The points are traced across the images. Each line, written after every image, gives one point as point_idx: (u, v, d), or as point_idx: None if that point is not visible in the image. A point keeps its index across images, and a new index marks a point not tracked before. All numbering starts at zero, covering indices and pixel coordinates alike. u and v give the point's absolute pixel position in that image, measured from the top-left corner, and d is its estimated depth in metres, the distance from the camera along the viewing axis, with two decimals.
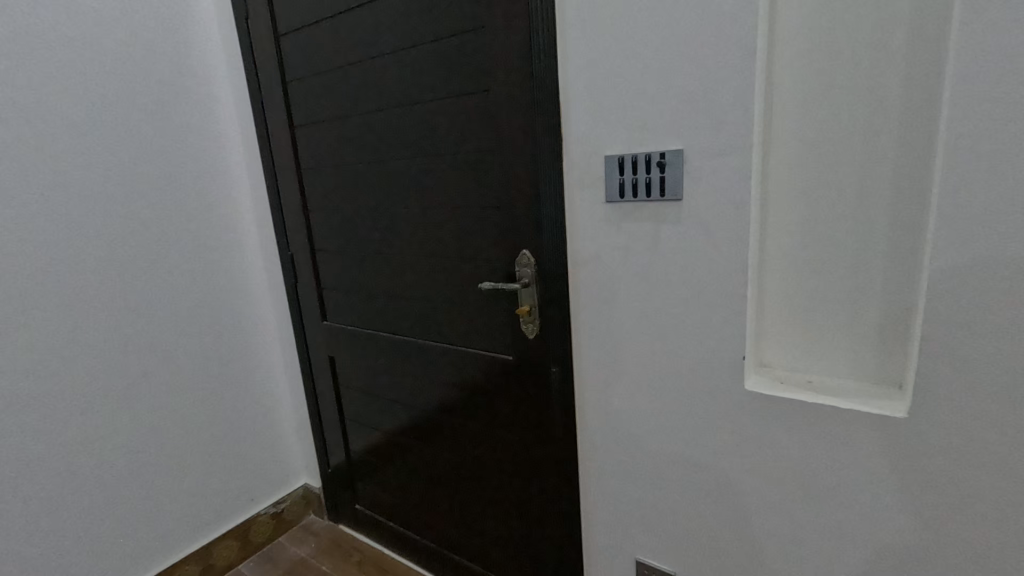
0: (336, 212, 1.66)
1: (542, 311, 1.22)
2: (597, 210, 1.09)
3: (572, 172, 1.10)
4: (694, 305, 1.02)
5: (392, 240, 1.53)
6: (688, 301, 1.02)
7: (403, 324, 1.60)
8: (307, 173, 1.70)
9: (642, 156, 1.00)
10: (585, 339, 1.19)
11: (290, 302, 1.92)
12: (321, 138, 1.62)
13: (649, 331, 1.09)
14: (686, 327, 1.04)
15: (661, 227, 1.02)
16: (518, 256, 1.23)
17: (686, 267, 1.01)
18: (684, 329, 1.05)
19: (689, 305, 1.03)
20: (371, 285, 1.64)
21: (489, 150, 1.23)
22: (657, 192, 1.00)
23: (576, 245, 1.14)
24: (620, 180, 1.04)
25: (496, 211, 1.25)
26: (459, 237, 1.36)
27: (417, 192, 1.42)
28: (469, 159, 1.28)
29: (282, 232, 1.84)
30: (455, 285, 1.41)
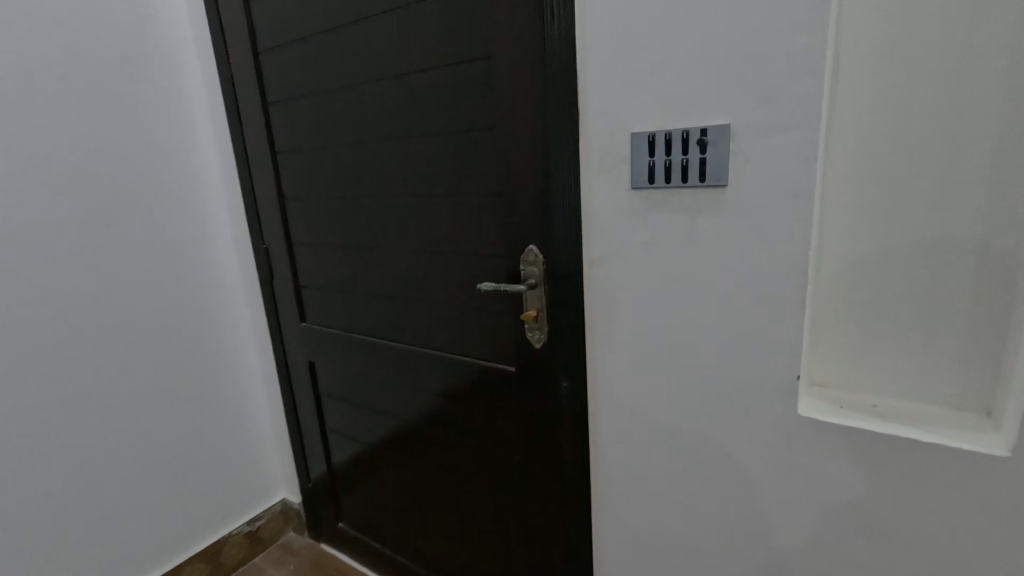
0: (315, 201, 1.48)
1: (550, 317, 1.06)
2: (620, 198, 0.92)
3: (589, 154, 0.93)
4: (736, 313, 0.85)
5: (379, 232, 1.35)
6: (730, 308, 0.86)
7: (391, 328, 1.43)
8: (283, 156, 1.52)
9: (679, 133, 0.83)
10: (601, 349, 1.03)
11: (265, 302, 1.73)
12: (297, 116, 1.43)
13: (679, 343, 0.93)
14: (726, 339, 0.88)
15: (698, 219, 0.85)
16: (524, 253, 1.06)
17: (728, 267, 0.84)
18: (723, 342, 0.88)
19: (730, 313, 0.86)
20: (355, 283, 1.46)
21: (491, 127, 1.05)
22: (695, 177, 0.83)
23: (592, 240, 0.97)
24: (650, 161, 0.86)
25: (498, 199, 1.08)
26: (456, 230, 1.18)
27: (407, 178, 1.24)
28: (468, 140, 1.10)
29: (256, 223, 1.65)
30: (449, 284, 1.24)
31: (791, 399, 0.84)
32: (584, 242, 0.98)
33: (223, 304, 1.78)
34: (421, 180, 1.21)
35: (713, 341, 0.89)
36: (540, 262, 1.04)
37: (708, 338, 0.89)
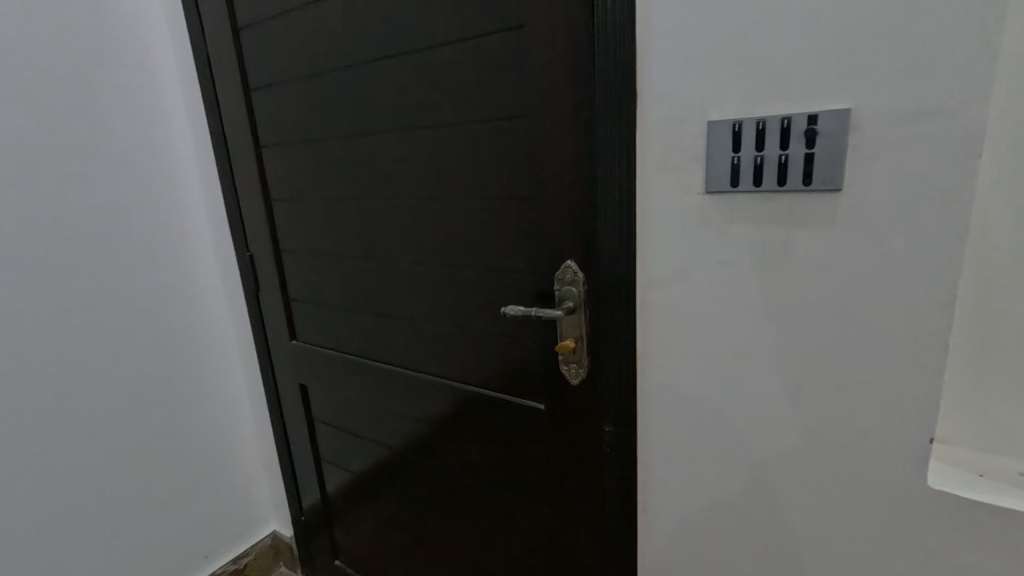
0: (306, 202, 1.28)
1: (592, 348, 0.87)
2: (689, 205, 0.73)
3: (647, 149, 0.74)
4: (845, 355, 0.67)
5: (381, 241, 1.16)
6: (836, 348, 0.67)
7: (395, 351, 1.23)
8: (268, 151, 1.31)
9: (776, 122, 0.63)
10: (654, 390, 0.84)
11: (251, 317, 1.52)
12: (284, 105, 1.23)
13: (760, 388, 0.74)
14: (828, 386, 0.69)
15: (798, 234, 0.66)
16: (560, 272, 0.87)
17: (836, 297, 0.65)
18: (824, 389, 0.69)
19: (835, 353, 0.67)
20: (353, 297, 1.27)
21: (521, 116, 0.86)
22: (796, 180, 0.63)
23: (649, 257, 0.78)
24: (733, 158, 0.67)
25: (527, 204, 0.89)
26: (473, 241, 0.99)
27: (414, 178, 1.04)
28: (490, 131, 0.90)
29: (238, 228, 1.44)
30: (463, 303, 1.05)
31: (916, 466, 0.65)
32: (637, 260, 0.79)
33: (205, 320, 1.56)
34: (432, 179, 1.01)
35: (809, 388, 0.70)
36: (582, 283, 0.85)
37: (802, 384, 0.71)
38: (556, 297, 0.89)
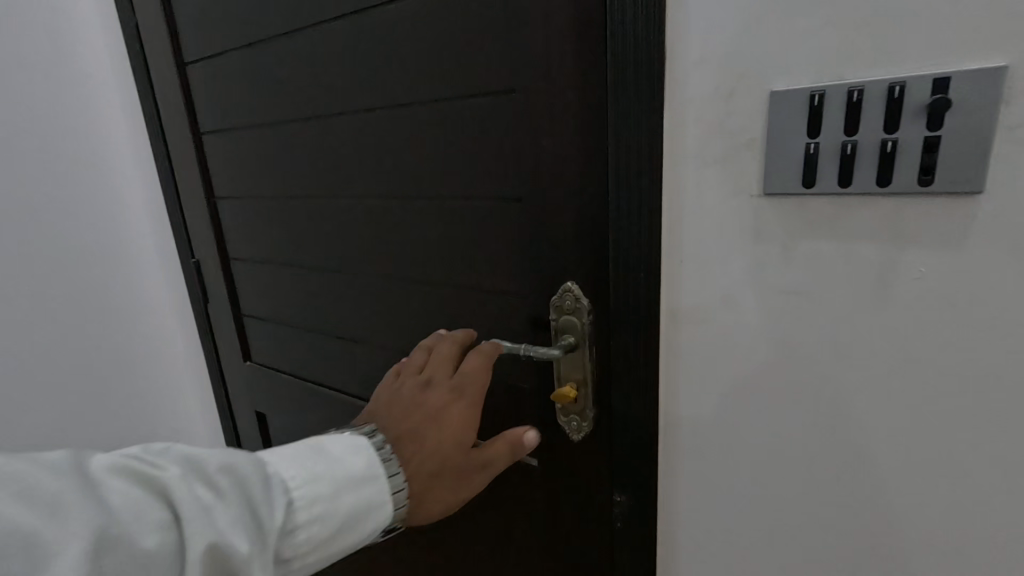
0: (256, 201, 1.08)
1: (600, 396, 0.67)
2: (740, 212, 0.52)
3: (683, 132, 0.54)
4: (964, 429, 0.47)
5: (342, 249, 0.95)
6: (949, 419, 0.47)
7: (358, 381, 1.03)
8: (210, 139, 1.10)
9: (879, 91, 0.43)
10: (683, 452, 0.64)
11: (201, 333, 1.32)
12: (226, 83, 1.02)
13: (830, 462, 0.54)
14: (933, 468, 0.49)
15: (903, 257, 0.46)
16: (558, 297, 0.66)
17: (958, 350, 0.46)
18: (927, 471, 0.50)
19: (951, 426, 0.47)
20: (312, 313, 1.07)
21: (507, 91, 0.65)
22: (907, 179, 0.43)
23: (679, 280, 0.58)
24: (808, 145, 0.47)
25: (516, 207, 0.68)
26: (449, 252, 0.79)
27: (379, 172, 0.84)
28: (470, 112, 0.70)
29: (181, 231, 1.23)
30: (438, 328, 0.84)
31: None
32: (662, 283, 0.60)
33: (149, 331, 1.39)
34: (399, 174, 0.81)
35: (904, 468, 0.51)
36: (587, 314, 0.64)
37: (896, 462, 0.51)
38: (553, 329, 0.68)
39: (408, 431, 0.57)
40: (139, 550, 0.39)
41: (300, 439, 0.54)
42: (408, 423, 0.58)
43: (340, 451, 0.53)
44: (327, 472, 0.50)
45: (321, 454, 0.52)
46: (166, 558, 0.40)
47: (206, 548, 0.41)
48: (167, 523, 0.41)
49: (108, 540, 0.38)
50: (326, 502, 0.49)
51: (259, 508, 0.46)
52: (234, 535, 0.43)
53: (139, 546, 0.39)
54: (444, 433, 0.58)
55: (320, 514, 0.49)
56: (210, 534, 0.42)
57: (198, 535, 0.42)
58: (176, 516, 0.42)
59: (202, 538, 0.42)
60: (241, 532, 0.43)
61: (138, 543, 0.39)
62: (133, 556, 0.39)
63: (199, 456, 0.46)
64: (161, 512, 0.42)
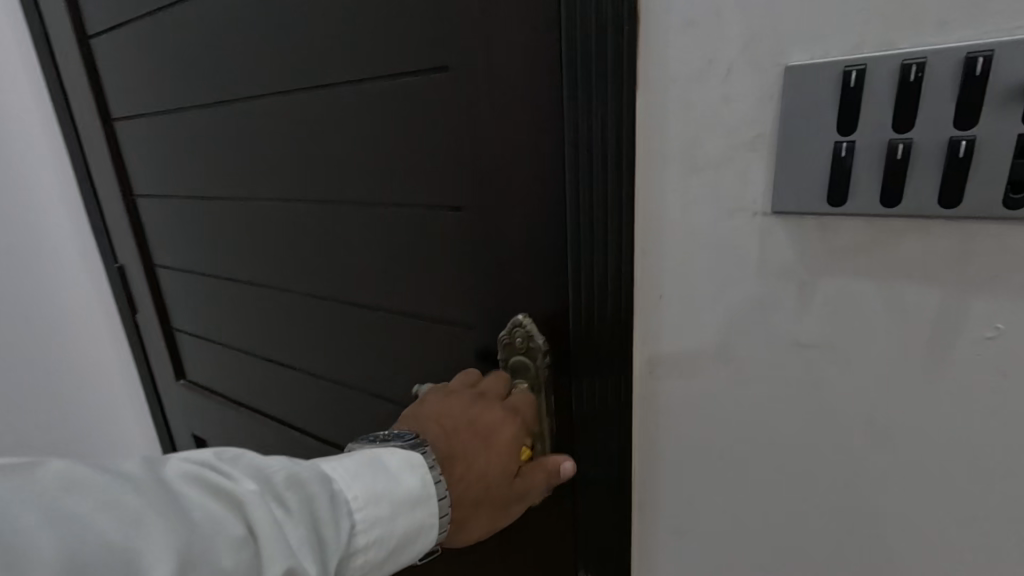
0: (178, 199, 0.93)
1: (560, 455, 0.54)
2: (741, 236, 0.39)
3: (666, 124, 0.40)
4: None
5: (272, 258, 0.81)
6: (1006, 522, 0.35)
7: (297, 410, 0.90)
8: (123, 125, 0.95)
9: (949, 65, 0.29)
10: (663, 532, 0.51)
11: (131, 344, 1.18)
12: (132, 61, 0.87)
13: (842, 558, 0.42)
14: None
15: (969, 307, 0.32)
16: (507, 332, 0.52)
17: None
18: None
19: (1009, 531, 0.35)
20: (245, 329, 0.93)
21: (439, 68, 0.50)
22: (986, 197, 0.29)
23: (658, 319, 0.45)
24: (839, 145, 0.32)
25: (454, 217, 0.54)
26: (385, 271, 0.65)
27: (304, 169, 0.69)
28: (398, 96, 0.55)
29: (100, 230, 1.08)
30: (375, 356, 0.71)
31: None
32: (635, 324, 0.46)
33: (76, 342, 1.24)
34: (325, 172, 0.67)
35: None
36: (544, 355, 0.51)
37: (933, 565, 0.38)
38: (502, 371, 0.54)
39: (454, 450, 0.48)
40: (221, 572, 0.32)
41: (355, 449, 0.44)
42: (456, 440, 0.48)
43: (399, 467, 0.43)
44: (392, 492, 0.41)
45: (384, 466, 0.42)
46: None
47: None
48: (246, 544, 0.33)
49: (188, 567, 0.31)
50: (394, 522, 0.41)
51: (326, 528, 0.37)
52: (307, 560, 0.35)
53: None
54: (490, 459, 0.48)
55: (386, 538, 0.41)
56: (284, 561, 0.34)
57: (274, 559, 0.34)
58: (253, 536, 0.34)
59: (278, 564, 0.33)
60: (311, 557, 0.35)
61: (219, 567, 0.32)
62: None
63: (272, 467, 0.37)
64: (237, 531, 0.33)
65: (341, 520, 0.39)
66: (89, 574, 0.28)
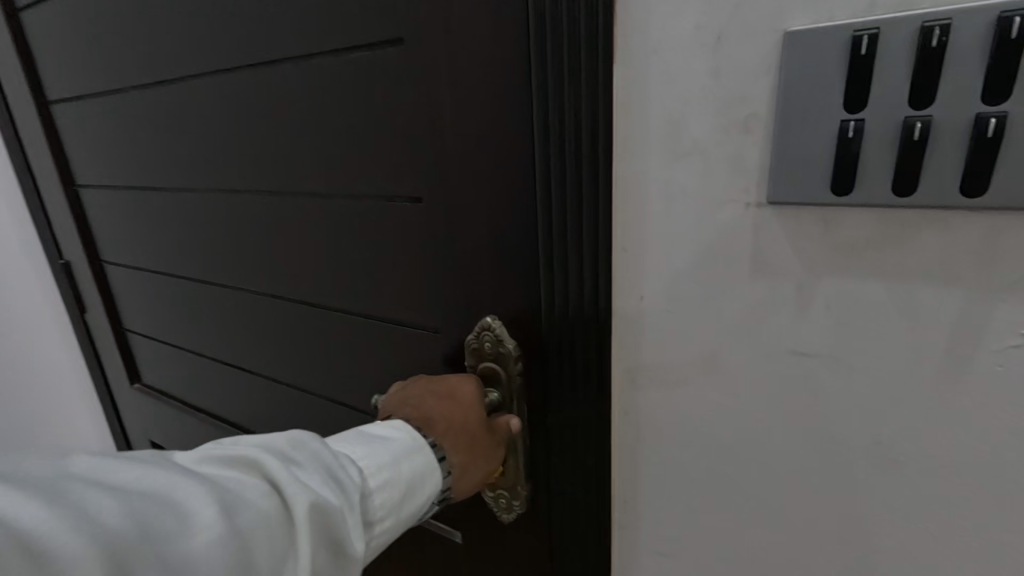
0: (125, 190, 0.86)
1: (535, 468, 0.49)
2: (731, 230, 0.34)
3: (647, 104, 0.35)
4: None
5: (225, 253, 0.75)
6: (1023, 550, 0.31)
7: (260, 417, 0.85)
8: (62, 110, 0.88)
9: (979, 27, 0.24)
10: (645, 552, 0.47)
11: (82, 345, 1.11)
12: (67, 37, 0.80)
13: None
14: None
15: (989, 311, 0.28)
16: (475, 337, 0.48)
17: None
18: None
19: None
20: (201, 330, 0.87)
21: (393, 40, 0.44)
22: (1017, 183, 0.25)
23: (639, 321, 0.40)
24: (846, 124, 0.28)
25: (415, 209, 0.49)
26: (344, 270, 0.59)
27: (255, 156, 0.63)
28: (351, 73, 0.49)
29: (41, 225, 1.00)
30: (336, 359, 0.66)
31: None
32: (614, 329, 0.42)
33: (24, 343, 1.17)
34: (277, 159, 0.61)
35: None
36: (515, 362, 0.46)
37: None
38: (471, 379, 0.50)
39: (427, 412, 0.46)
40: (257, 518, 0.30)
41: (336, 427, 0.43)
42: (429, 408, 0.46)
43: (384, 431, 0.42)
44: (386, 443, 0.41)
45: (368, 431, 0.42)
46: (277, 528, 0.31)
47: (312, 511, 0.31)
48: (272, 492, 0.32)
49: (223, 511, 0.29)
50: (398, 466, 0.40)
51: (340, 472, 0.36)
52: (331, 497, 0.33)
53: (249, 520, 0.30)
54: (461, 412, 0.46)
55: (405, 484, 0.40)
56: (309, 495, 0.32)
57: (297, 496, 0.31)
58: (273, 485, 0.32)
59: (304, 499, 0.31)
60: (335, 497, 0.34)
61: (254, 510, 0.30)
62: (254, 527, 0.30)
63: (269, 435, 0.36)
64: (255, 482, 0.32)
65: (355, 467, 0.37)
66: (147, 517, 0.27)
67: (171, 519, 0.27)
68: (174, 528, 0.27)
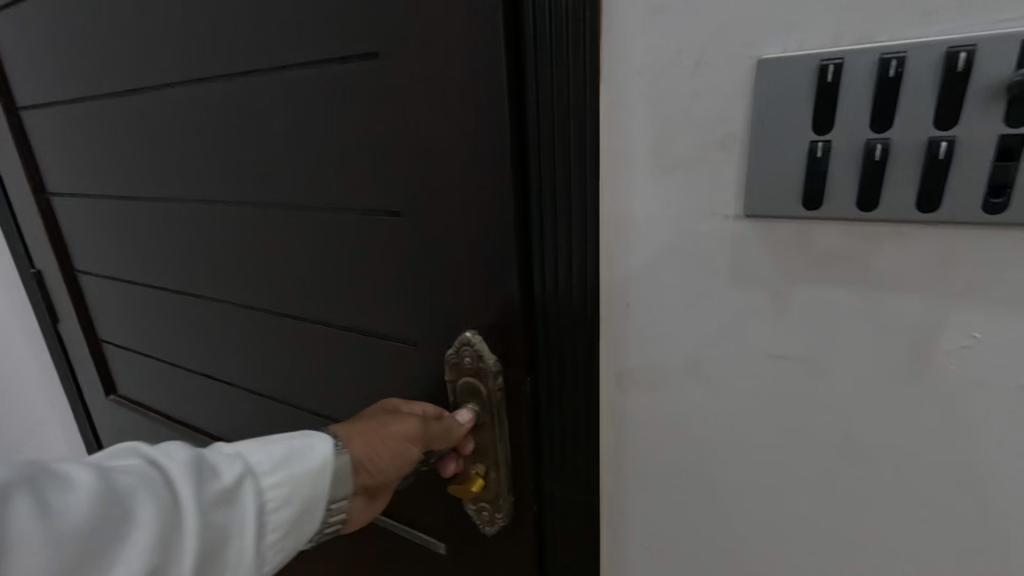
0: (100, 199, 0.84)
1: (517, 482, 0.51)
2: (709, 241, 0.36)
3: (628, 122, 0.37)
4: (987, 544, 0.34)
5: (203, 264, 0.74)
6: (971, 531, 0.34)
7: (242, 429, 0.84)
8: (33, 116, 0.86)
9: (930, 60, 0.27)
10: (632, 548, 0.49)
11: (54, 356, 1.07)
12: (38, 43, 0.78)
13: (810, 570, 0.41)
14: None
15: (942, 315, 0.31)
16: (456, 351, 0.49)
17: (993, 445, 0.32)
18: None
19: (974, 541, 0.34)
20: (179, 340, 0.86)
21: (369, 55, 0.45)
22: (965, 200, 0.28)
23: (624, 327, 0.42)
24: (815, 144, 0.30)
25: (396, 224, 0.50)
26: (326, 281, 0.59)
27: (234, 167, 0.63)
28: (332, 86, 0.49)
29: (11, 233, 0.97)
30: (318, 368, 0.66)
31: None
32: (601, 334, 0.43)
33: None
34: (257, 170, 0.60)
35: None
36: (495, 376, 0.48)
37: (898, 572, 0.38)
38: (452, 394, 0.51)
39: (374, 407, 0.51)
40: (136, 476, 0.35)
41: None
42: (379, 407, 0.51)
43: None
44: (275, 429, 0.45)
45: None
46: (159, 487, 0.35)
47: (185, 465, 0.36)
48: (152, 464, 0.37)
49: (103, 476, 0.34)
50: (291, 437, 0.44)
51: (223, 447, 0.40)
52: (209, 458, 0.38)
53: (127, 481, 0.34)
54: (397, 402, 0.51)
55: (298, 449, 0.42)
56: (183, 458, 0.37)
57: (171, 461, 0.37)
58: (154, 460, 0.37)
59: (178, 461, 0.37)
60: (215, 460, 0.39)
61: (132, 472, 0.35)
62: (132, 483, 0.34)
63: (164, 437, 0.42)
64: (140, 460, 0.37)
65: (240, 444, 0.41)
66: (33, 478, 0.32)
67: (53, 482, 0.32)
68: (55, 487, 0.32)
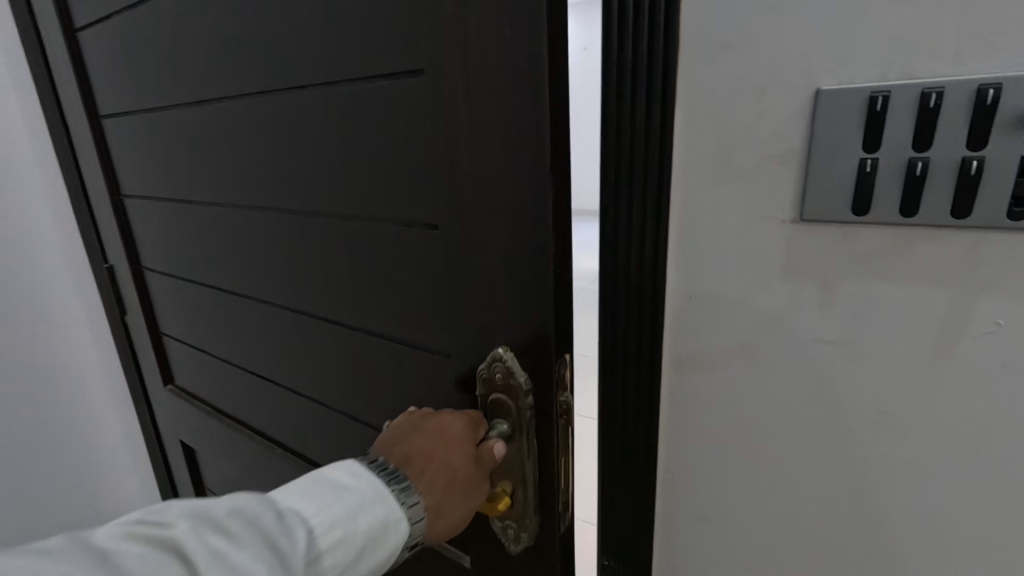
0: (168, 202, 0.91)
1: (540, 501, 0.58)
2: (767, 242, 0.42)
3: (695, 140, 0.43)
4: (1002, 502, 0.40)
5: (261, 265, 0.80)
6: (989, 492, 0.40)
7: (290, 422, 0.89)
8: (114, 124, 0.93)
9: (963, 94, 0.33)
10: (683, 517, 0.54)
11: (120, 345, 1.16)
12: (122, 58, 0.85)
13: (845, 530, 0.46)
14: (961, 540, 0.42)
15: (970, 306, 0.37)
16: (489, 366, 0.55)
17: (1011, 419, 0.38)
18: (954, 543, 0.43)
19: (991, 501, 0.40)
20: (233, 335, 0.92)
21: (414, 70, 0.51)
22: (993, 208, 0.34)
23: (684, 317, 0.48)
24: (864, 161, 0.37)
25: (431, 235, 0.56)
26: (380, 285, 0.64)
27: (300, 175, 0.68)
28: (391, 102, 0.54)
29: (89, 231, 1.06)
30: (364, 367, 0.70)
31: None
32: (664, 322, 0.49)
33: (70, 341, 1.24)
34: (319, 178, 0.65)
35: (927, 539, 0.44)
36: (525, 395, 0.54)
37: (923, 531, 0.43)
38: (483, 407, 0.58)
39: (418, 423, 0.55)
40: None
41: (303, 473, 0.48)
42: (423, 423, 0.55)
43: (343, 478, 0.48)
44: (333, 504, 0.45)
45: (328, 481, 0.47)
46: None
47: None
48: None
49: None
50: (351, 520, 0.45)
51: (277, 540, 0.41)
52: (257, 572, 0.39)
53: None
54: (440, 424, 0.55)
55: (345, 542, 0.44)
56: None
57: None
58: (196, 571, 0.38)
59: None
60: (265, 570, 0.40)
61: None
62: None
63: (216, 505, 0.41)
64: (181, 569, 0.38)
65: (292, 533, 0.42)
66: None
67: None
68: None
